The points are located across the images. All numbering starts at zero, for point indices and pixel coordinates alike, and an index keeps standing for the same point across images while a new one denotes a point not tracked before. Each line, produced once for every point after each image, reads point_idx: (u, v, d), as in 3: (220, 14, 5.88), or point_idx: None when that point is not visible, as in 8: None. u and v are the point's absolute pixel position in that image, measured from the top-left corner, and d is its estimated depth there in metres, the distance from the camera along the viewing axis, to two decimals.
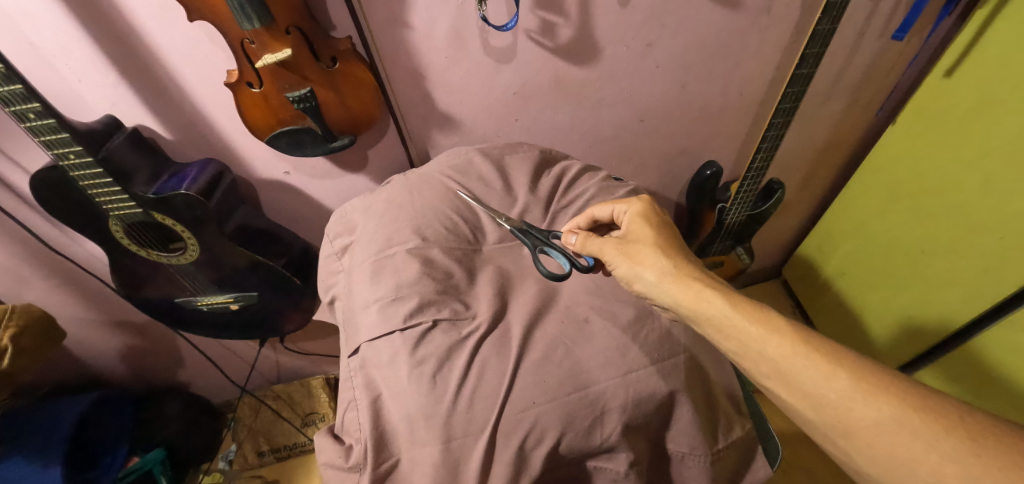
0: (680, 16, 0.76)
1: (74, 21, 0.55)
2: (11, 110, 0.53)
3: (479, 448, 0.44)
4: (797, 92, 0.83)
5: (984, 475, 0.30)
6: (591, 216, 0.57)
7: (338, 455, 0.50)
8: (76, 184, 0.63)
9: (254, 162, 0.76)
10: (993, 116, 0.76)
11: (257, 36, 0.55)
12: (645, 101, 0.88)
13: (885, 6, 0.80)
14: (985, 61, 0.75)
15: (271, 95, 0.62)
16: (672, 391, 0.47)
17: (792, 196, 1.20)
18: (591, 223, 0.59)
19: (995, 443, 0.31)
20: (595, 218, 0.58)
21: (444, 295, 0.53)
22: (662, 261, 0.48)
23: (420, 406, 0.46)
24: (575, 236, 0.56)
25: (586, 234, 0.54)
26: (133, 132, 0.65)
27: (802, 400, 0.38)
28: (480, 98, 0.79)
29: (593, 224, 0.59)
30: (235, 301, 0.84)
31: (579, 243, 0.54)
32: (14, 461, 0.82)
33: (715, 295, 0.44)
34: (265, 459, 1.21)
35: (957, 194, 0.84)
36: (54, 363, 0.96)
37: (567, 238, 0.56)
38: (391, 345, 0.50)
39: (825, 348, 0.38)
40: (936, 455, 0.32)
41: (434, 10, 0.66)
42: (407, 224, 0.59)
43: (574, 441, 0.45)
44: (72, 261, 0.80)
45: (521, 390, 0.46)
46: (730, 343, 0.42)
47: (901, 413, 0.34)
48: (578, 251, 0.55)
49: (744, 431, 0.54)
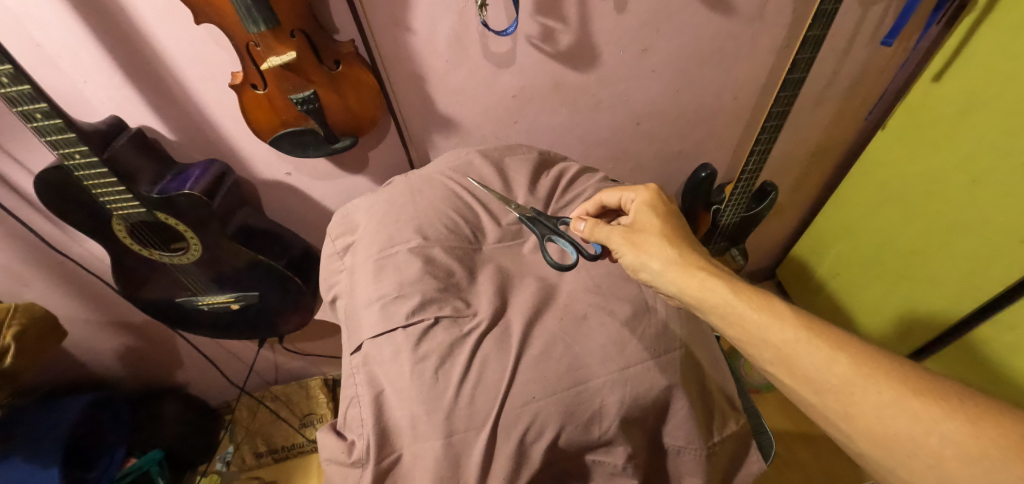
0: (676, 22, 0.78)
1: (80, 22, 0.55)
2: (18, 110, 0.54)
3: (481, 442, 0.45)
4: (790, 96, 0.85)
5: (981, 455, 0.32)
6: (599, 202, 0.60)
7: (340, 450, 0.51)
8: (80, 184, 0.64)
9: (255, 162, 0.77)
10: (981, 119, 0.78)
11: (263, 39, 0.56)
12: (642, 104, 0.90)
13: (874, 13, 0.83)
14: (972, 66, 0.77)
15: (276, 96, 0.63)
16: (668, 385, 0.49)
17: (785, 199, 1.22)
18: (599, 208, 0.61)
19: (993, 425, 0.32)
20: (603, 204, 0.60)
21: (445, 293, 0.55)
22: (668, 251, 0.49)
23: (422, 401, 0.47)
24: (583, 223, 0.58)
25: (595, 222, 0.56)
26: (137, 132, 0.66)
27: (805, 386, 0.40)
28: (480, 101, 0.81)
29: (601, 209, 0.62)
30: (236, 301, 0.84)
31: (586, 231, 0.56)
32: (12, 463, 0.82)
33: (719, 283, 0.45)
34: (263, 460, 1.20)
35: (946, 195, 0.86)
36: (51, 363, 0.96)
37: (576, 224, 0.58)
38: (393, 342, 0.51)
39: (828, 334, 0.40)
40: (935, 437, 0.34)
41: (435, 14, 0.67)
42: (410, 222, 0.61)
43: (573, 434, 0.46)
44: (73, 260, 0.80)
45: (522, 385, 0.47)
46: (734, 330, 0.44)
47: (901, 396, 0.35)
48: (586, 238, 0.57)
49: (738, 425, 0.55)
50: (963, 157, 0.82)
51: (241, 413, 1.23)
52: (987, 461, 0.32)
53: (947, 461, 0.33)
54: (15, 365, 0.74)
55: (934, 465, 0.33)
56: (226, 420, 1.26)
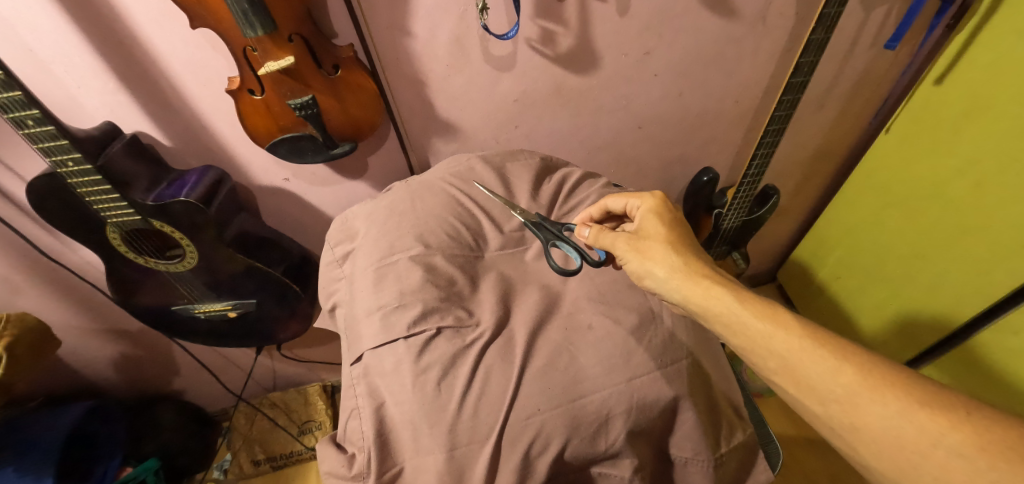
0: (678, 25, 0.77)
1: (73, 26, 0.54)
2: (9, 117, 0.53)
3: (483, 456, 0.44)
4: (792, 99, 0.84)
5: (989, 468, 0.31)
6: (604, 207, 0.59)
7: (340, 464, 0.50)
8: (74, 191, 0.62)
9: (253, 168, 0.76)
10: (983, 124, 0.78)
11: (260, 43, 0.55)
12: (644, 109, 0.89)
13: (876, 15, 0.82)
14: (974, 69, 0.77)
15: (273, 101, 0.62)
16: (675, 396, 0.48)
17: (787, 202, 1.22)
18: (602, 213, 0.61)
19: (1001, 438, 0.31)
20: (607, 209, 0.60)
21: (447, 302, 0.53)
22: (672, 258, 0.49)
23: (423, 413, 0.46)
24: (587, 229, 0.57)
25: (599, 228, 0.55)
26: (132, 139, 0.64)
27: (808, 396, 0.39)
28: (481, 106, 0.80)
29: (605, 214, 0.62)
30: (234, 308, 0.83)
31: (591, 237, 0.56)
32: (6, 474, 0.81)
33: (724, 291, 0.45)
34: (260, 468, 1.18)
35: (948, 198, 0.86)
36: (46, 374, 0.95)
37: (579, 230, 0.57)
38: (394, 353, 0.50)
39: (833, 344, 0.39)
40: (941, 449, 0.33)
41: (435, 18, 0.66)
42: (410, 230, 0.60)
43: (580, 447, 0.45)
44: (67, 269, 0.79)
45: (526, 396, 0.46)
46: (738, 338, 0.43)
47: (907, 408, 0.35)
48: (590, 244, 0.57)
49: (745, 435, 0.54)
50: (966, 160, 0.81)
51: (238, 421, 1.21)
52: (994, 474, 0.31)
53: (953, 474, 0.32)
54: (9, 375, 0.71)
55: (940, 478, 0.32)
56: (223, 427, 1.25)
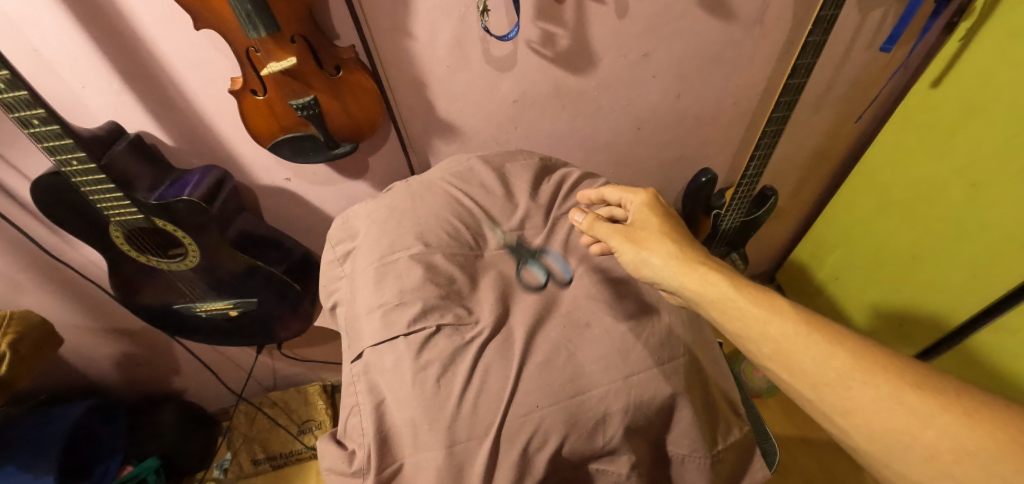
0: (676, 27, 0.78)
1: (79, 28, 0.55)
2: (15, 116, 0.53)
3: (483, 451, 0.45)
4: (790, 101, 0.84)
5: (978, 448, 0.32)
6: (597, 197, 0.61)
7: (340, 460, 0.51)
8: (78, 190, 0.63)
9: (255, 168, 0.77)
10: (977, 123, 0.78)
11: (263, 43, 0.56)
12: (643, 110, 0.90)
13: (873, 18, 0.83)
14: (971, 70, 0.77)
15: (275, 102, 0.63)
16: (673, 393, 0.48)
17: (785, 203, 1.22)
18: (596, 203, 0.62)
19: (990, 418, 0.32)
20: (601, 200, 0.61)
21: (447, 300, 0.54)
22: (669, 246, 0.49)
23: (422, 410, 0.46)
24: (581, 216, 0.58)
25: (593, 217, 0.56)
26: (135, 138, 0.65)
27: (802, 381, 0.39)
28: (481, 106, 0.81)
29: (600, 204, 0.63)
30: (235, 307, 0.83)
31: (585, 224, 0.57)
32: (7, 472, 0.82)
33: (720, 279, 0.45)
34: (261, 468, 1.18)
35: (944, 196, 0.87)
36: (48, 372, 0.96)
37: (574, 215, 0.59)
38: (394, 351, 0.51)
39: (827, 329, 0.40)
40: (932, 430, 0.33)
41: (436, 20, 0.67)
42: (411, 229, 0.60)
43: (577, 443, 0.46)
44: (70, 268, 0.79)
45: (525, 393, 0.47)
46: (734, 325, 0.44)
47: (898, 390, 0.35)
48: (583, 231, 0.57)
49: (742, 432, 0.55)
50: (960, 160, 0.82)
51: (238, 420, 1.21)
52: (984, 454, 0.31)
53: (943, 454, 0.33)
54: (11, 374, 0.72)
55: (931, 458, 0.33)
56: (223, 427, 1.25)
